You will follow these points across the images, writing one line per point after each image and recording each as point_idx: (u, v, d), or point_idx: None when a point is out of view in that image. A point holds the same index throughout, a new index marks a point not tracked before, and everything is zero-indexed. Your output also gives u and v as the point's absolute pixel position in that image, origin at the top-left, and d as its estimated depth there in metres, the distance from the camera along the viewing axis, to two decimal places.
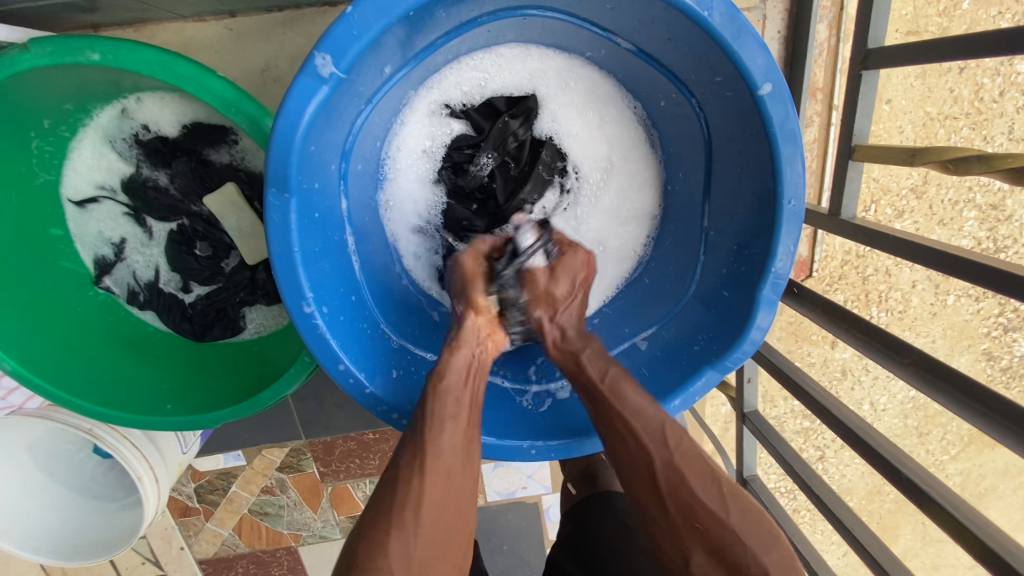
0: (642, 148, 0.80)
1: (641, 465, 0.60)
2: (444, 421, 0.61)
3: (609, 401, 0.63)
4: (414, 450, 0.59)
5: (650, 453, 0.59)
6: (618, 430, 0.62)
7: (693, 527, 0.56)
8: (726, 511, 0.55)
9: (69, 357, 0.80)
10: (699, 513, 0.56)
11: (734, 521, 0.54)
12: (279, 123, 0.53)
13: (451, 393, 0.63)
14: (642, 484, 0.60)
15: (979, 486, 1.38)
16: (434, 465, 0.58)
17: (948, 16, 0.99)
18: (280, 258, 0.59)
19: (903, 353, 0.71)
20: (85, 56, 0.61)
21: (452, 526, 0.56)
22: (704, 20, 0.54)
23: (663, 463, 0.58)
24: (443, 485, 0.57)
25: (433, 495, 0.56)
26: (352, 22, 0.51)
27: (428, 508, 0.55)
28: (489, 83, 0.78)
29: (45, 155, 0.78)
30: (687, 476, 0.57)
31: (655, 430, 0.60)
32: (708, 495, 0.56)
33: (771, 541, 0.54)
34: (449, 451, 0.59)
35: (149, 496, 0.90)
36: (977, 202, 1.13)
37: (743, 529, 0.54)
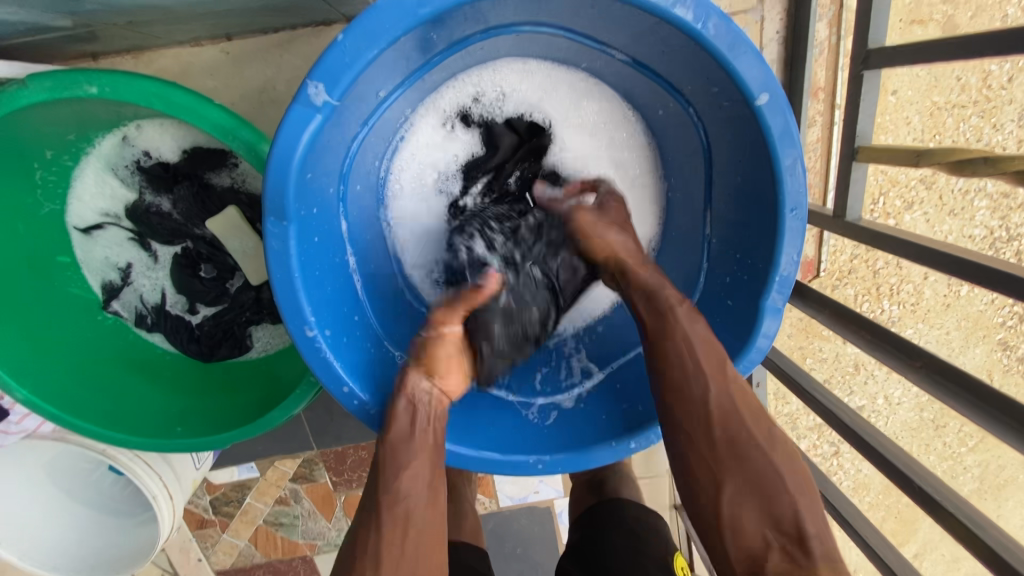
0: (647, 173, 0.80)
1: (696, 390, 0.58)
2: (398, 468, 0.59)
3: (674, 324, 0.62)
4: (374, 508, 0.57)
5: (706, 374, 0.58)
6: (678, 357, 0.60)
7: (735, 452, 0.55)
8: (769, 443, 0.55)
9: (81, 381, 0.81)
10: (743, 442, 0.55)
11: (773, 455, 0.54)
12: (275, 151, 0.54)
13: (401, 441, 0.60)
14: (691, 406, 0.58)
15: (998, 477, 1.36)
16: (392, 510, 0.57)
17: (953, 4, 0.98)
18: (281, 283, 0.59)
19: (912, 356, 0.70)
20: (83, 89, 0.62)
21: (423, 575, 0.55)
22: (695, 31, 0.53)
23: (721, 390, 0.57)
24: (400, 539, 0.56)
25: (392, 552, 0.55)
26: (344, 50, 0.51)
27: (386, 564, 0.54)
28: (508, 99, 0.77)
29: (49, 185, 0.79)
30: (739, 407, 0.57)
31: (713, 357, 0.60)
32: (755, 428, 0.56)
33: (803, 481, 0.53)
34: (409, 496, 0.58)
35: (164, 513, 0.92)
36: (988, 191, 1.11)
37: (779, 463, 0.54)
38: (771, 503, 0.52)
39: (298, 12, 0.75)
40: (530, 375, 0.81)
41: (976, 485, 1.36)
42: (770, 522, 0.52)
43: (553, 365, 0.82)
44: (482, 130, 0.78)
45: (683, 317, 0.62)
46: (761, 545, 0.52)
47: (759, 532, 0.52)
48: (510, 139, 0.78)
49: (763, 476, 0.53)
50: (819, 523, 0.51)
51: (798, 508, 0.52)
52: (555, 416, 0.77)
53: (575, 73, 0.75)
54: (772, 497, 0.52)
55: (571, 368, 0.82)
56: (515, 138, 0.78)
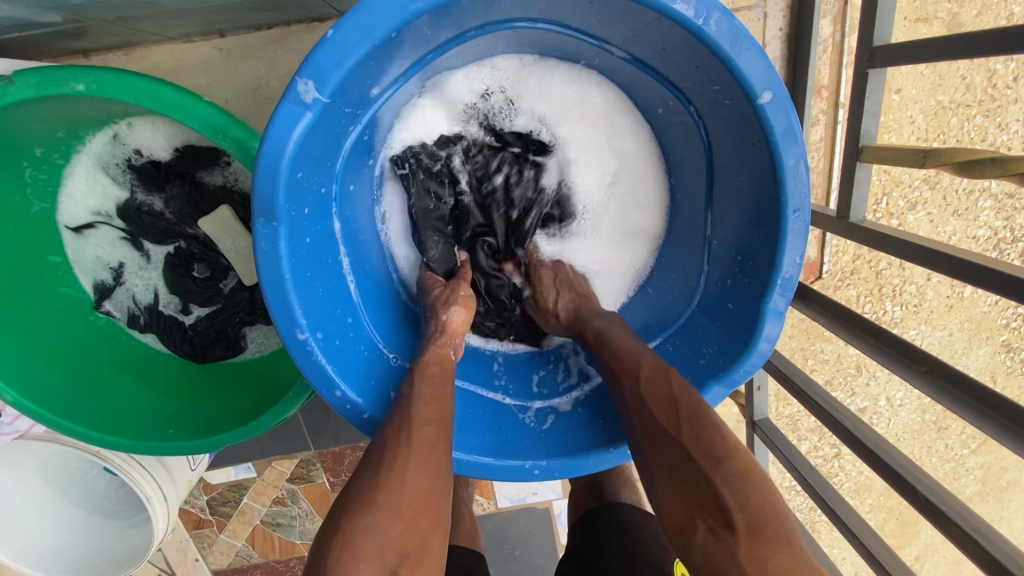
0: (651, 167, 0.78)
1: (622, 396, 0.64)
2: (420, 398, 0.63)
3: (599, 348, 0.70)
4: (399, 428, 0.59)
5: (627, 384, 0.64)
6: (608, 371, 0.67)
7: (654, 442, 0.57)
8: (677, 428, 0.55)
9: (71, 383, 0.80)
10: (660, 432, 0.57)
11: (681, 434, 0.55)
12: (263, 150, 0.52)
13: (428, 376, 0.65)
14: (625, 412, 0.63)
15: (1001, 479, 1.35)
16: (416, 439, 0.57)
17: (958, 1, 0.96)
18: (270, 284, 0.57)
19: (917, 360, 0.68)
20: (69, 86, 0.61)
21: (439, 503, 0.55)
22: (695, 27, 0.52)
23: (634, 395, 0.62)
24: (426, 454, 0.57)
25: (419, 458, 0.56)
26: (334, 46, 0.50)
27: (413, 470, 0.54)
28: (511, 92, 0.75)
29: (38, 184, 0.77)
30: (652, 406, 0.59)
31: (633, 367, 0.64)
32: (666, 417, 0.57)
33: (718, 447, 0.52)
34: (429, 424, 0.60)
35: (158, 515, 0.90)
36: (993, 192, 1.09)
37: (691, 443, 0.53)
38: (687, 484, 0.52)
39: (291, 8, 0.73)
40: (527, 379, 0.80)
41: (978, 487, 1.35)
42: (693, 503, 0.50)
43: (551, 369, 0.82)
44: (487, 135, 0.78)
45: (615, 334, 0.70)
46: (688, 522, 0.50)
47: (686, 515, 0.50)
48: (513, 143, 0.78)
49: (678, 460, 0.53)
50: (746, 495, 0.48)
51: (709, 477, 0.50)
52: (552, 420, 0.76)
53: (580, 73, 0.73)
54: (689, 478, 0.52)
55: (569, 369, 0.80)
56: (516, 141, 0.78)
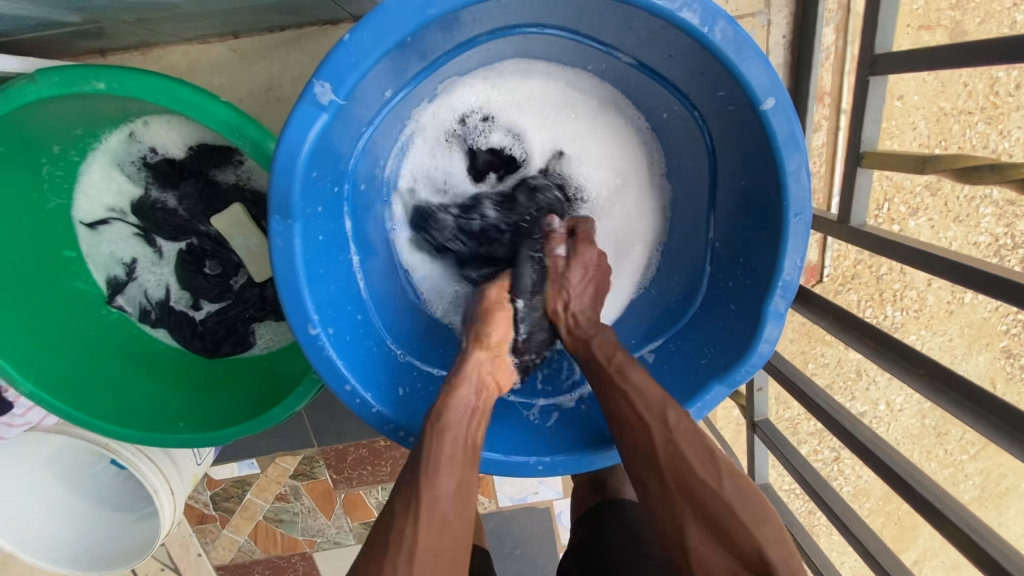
0: (642, 166, 0.80)
1: (640, 432, 0.61)
2: (436, 471, 0.59)
3: (614, 381, 0.66)
4: (408, 499, 0.57)
5: (651, 425, 0.61)
6: (620, 405, 0.64)
7: (686, 494, 0.56)
8: (718, 481, 0.56)
9: (85, 375, 0.82)
10: (691, 481, 0.57)
11: (725, 492, 0.55)
12: (280, 151, 0.54)
13: (448, 435, 0.61)
14: (638, 452, 0.61)
15: (999, 485, 1.36)
16: (438, 479, 0.58)
17: (960, 9, 0.97)
18: (285, 281, 0.59)
19: (916, 363, 0.69)
20: (91, 85, 0.62)
21: (458, 543, 0.56)
22: (703, 36, 0.53)
23: (662, 438, 0.60)
24: (436, 535, 0.55)
25: (427, 547, 0.54)
26: (350, 50, 0.51)
27: (420, 560, 0.54)
28: (491, 109, 0.77)
29: (56, 180, 0.79)
30: (684, 451, 0.58)
31: (656, 407, 0.62)
32: (702, 466, 0.57)
33: (759, 510, 0.54)
34: (445, 501, 0.57)
35: (165, 507, 0.92)
36: (993, 198, 1.11)
37: (733, 499, 0.55)
38: (728, 539, 0.54)
39: (305, 11, 0.75)
40: (531, 377, 0.82)
41: (977, 492, 1.36)
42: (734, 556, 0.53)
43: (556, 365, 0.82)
44: (471, 156, 0.79)
45: (627, 371, 0.66)
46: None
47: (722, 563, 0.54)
48: (498, 159, 0.80)
49: (716, 514, 0.54)
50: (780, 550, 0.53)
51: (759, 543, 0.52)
52: (556, 417, 0.77)
53: (558, 79, 0.75)
54: (731, 531, 0.54)
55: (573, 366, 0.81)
56: (499, 157, 0.80)
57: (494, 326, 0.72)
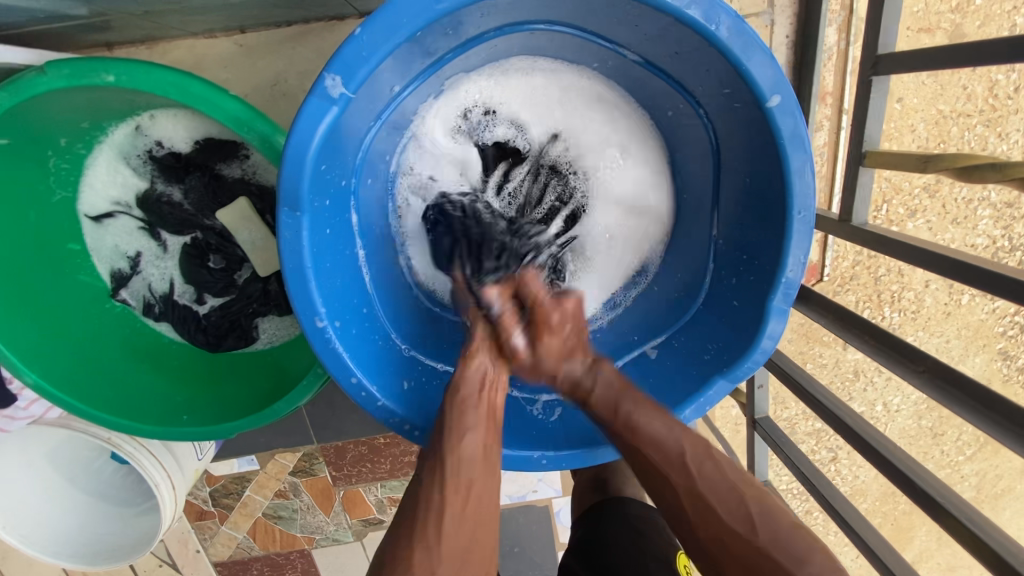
0: (650, 148, 0.79)
1: (663, 483, 0.59)
2: (460, 433, 0.61)
3: (625, 438, 0.62)
4: (435, 466, 0.59)
5: (673, 476, 0.58)
6: (636, 460, 0.61)
7: (722, 545, 0.55)
8: (749, 529, 0.54)
9: (90, 369, 0.82)
10: (724, 533, 0.55)
11: (759, 539, 0.53)
12: (290, 144, 0.54)
13: (468, 403, 0.63)
14: (667, 504, 0.59)
15: (995, 487, 1.37)
16: (465, 441, 0.60)
17: (960, 13, 0.98)
18: (293, 273, 0.59)
19: (916, 361, 0.70)
20: (100, 77, 0.62)
21: (484, 514, 0.58)
22: (711, 34, 0.54)
23: (685, 488, 0.58)
24: (463, 497, 0.57)
25: (454, 506, 0.56)
26: (361, 44, 0.52)
27: (448, 519, 0.56)
28: (493, 102, 0.77)
29: (62, 173, 0.79)
30: (711, 501, 0.56)
31: (674, 456, 0.59)
32: (733, 516, 0.55)
33: (809, 553, 0.52)
34: (470, 460, 0.59)
35: (166, 502, 0.92)
36: (991, 201, 1.12)
37: (769, 546, 0.53)
38: None
39: (313, 6, 0.75)
40: None
41: (973, 493, 1.37)
42: None
43: None
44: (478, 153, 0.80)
45: (636, 415, 0.62)
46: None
47: None
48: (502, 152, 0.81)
49: (757, 565, 0.53)
50: None
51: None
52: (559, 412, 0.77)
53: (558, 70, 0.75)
54: None
55: None
56: (501, 149, 0.81)
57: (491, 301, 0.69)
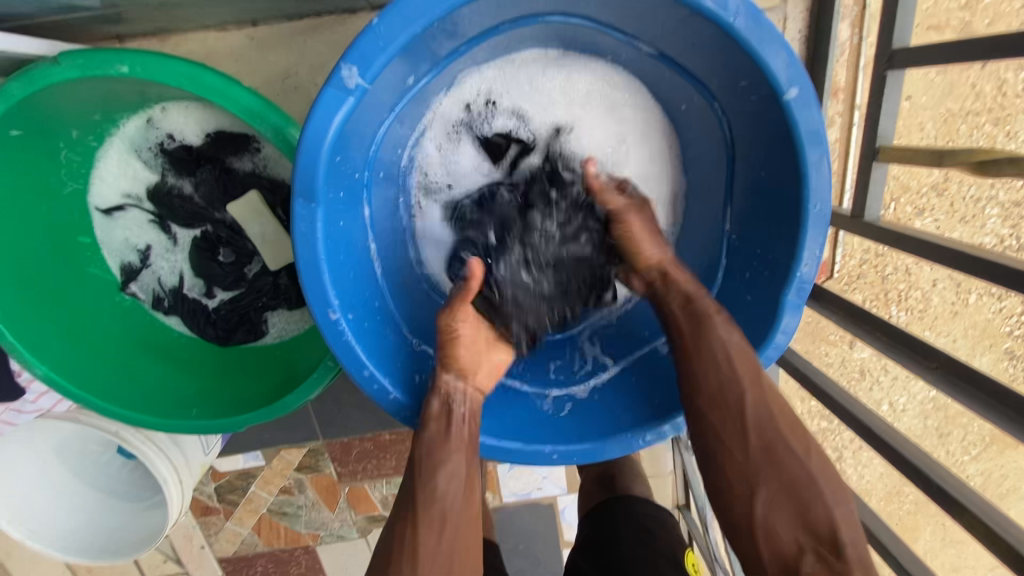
0: (659, 133, 0.78)
1: (729, 388, 0.61)
2: (433, 470, 0.63)
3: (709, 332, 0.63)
4: (409, 505, 0.62)
5: (744, 385, 0.60)
6: (714, 360, 0.62)
7: (770, 457, 0.58)
8: (805, 452, 0.58)
9: (99, 362, 0.82)
10: (780, 452, 0.58)
11: (809, 465, 0.57)
12: (306, 134, 0.54)
13: (438, 438, 0.64)
14: (727, 412, 0.60)
15: (1000, 487, 1.37)
16: (443, 478, 0.62)
17: (970, 10, 0.98)
18: (306, 265, 0.59)
19: (929, 357, 0.69)
20: (114, 69, 0.62)
21: (459, 546, 0.61)
22: (729, 25, 0.54)
23: (757, 400, 0.60)
24: (436, 535, 0.60)
25: (427, 545, 0.60)
26: (378, 33, 0.52)
27: (422, 558, 0.59)
28: (496, 93, 0.76)
29: (73, 165, 0.80)
30: (776, 417, 0.59)
31: (750, 366, 0.61)
32: (792, 438, 0.58)
33: (837, 489, 0.56)
34: (444, 497, 0.62)
35: (173, 497, 0.91)
36: (999, 200, 1.11)
37: (817, 473, 0.57)
38: (804, 509, 0.56)
39: None
40: (543, 366, 0.81)
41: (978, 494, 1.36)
42: (804, 527, 0.55)
43: (567, 356, 0.82)
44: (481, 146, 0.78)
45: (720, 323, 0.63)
46: (794, 550, 0.55)
47: (792, 536, 0.55)
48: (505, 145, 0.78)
49: (799, 485, 0.56)
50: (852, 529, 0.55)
51: (833, 517, 0.55)
52: (569, 407, 0.77)
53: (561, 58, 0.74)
54: (807, 503, 0.56)
55: (585, 356, 0.82)
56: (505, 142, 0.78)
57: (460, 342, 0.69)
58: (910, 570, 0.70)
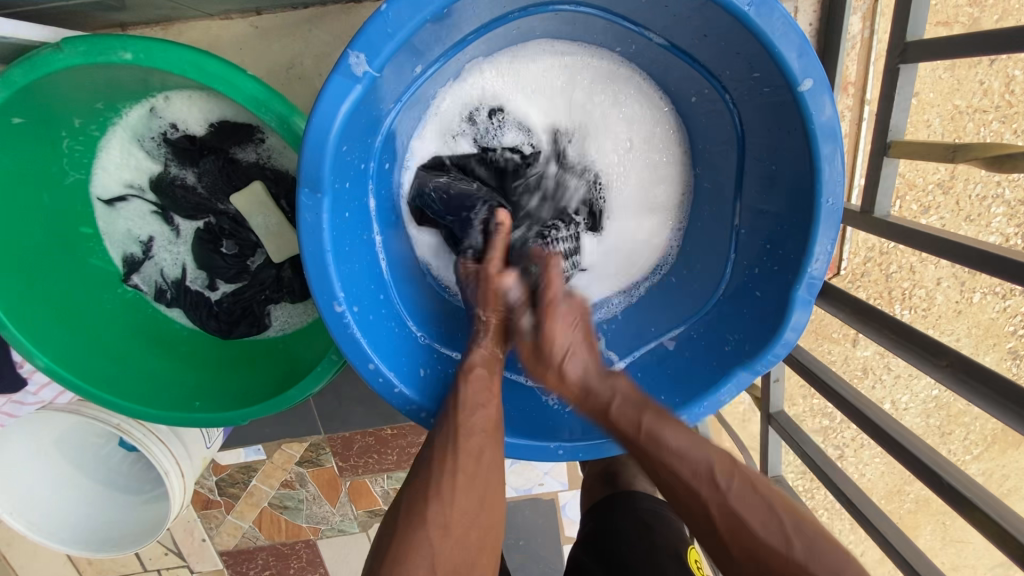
0: (661, 126, 0.78)
1: (687, 495, 0.58)
2: (473, 403, 0.64)
3: (649, 450, 0.60)
4: (449, 430, 0.62)
5: (702, 493, 0.57)
6: (663, 476, 0.59)
7: (757, 562, 0.54)
8: (784, 544, 0.53)
9: (100, 351, 0.81)
10: (757, 549, 0.54)
11: (795, 555, 0.52)
12: (312, 124, 0.53)
13: (480, 378, 0.66)
14: (697, 517, 0.58)
15: (1001, 486, 1.37)
16: (465, 445, 0.60)
17: (979, 6, 0.97)
18: (311, 256, 0.58)
19: (938, 355, 0.68)
20: (117, 55, 0.61)
21: (490, 480, 0.60)
22: (744, 14, 0.53)
23: (717, 505, 0.57)
24: (474, 460, 0.60)
25: (466, 470, 0.59)
26: (387, 20, 0.51)
27: (461, 481, 0.58)
28: (492, 94, 0.75)
29: (75, 155, 0.79)
30: (742, 514, 0.55)
31: (703, 471, 0.58)
32: (766, 528, 0.54)
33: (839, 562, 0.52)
34: (482, 429, 0.62)
35: (175, 491, 0.91)
36: (1006, 198, 1.10)
37: (806, 560, 0.52)
38: None
39: None
40: None
41: None
42: None
43: None
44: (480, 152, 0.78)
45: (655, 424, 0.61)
46: None
47: None
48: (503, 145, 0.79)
49: None
50: None
51: None
52: None
53: (559, 56, 0.74)
54: None
55: None
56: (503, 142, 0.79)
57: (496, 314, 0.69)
58: (917, 568, 0.70)
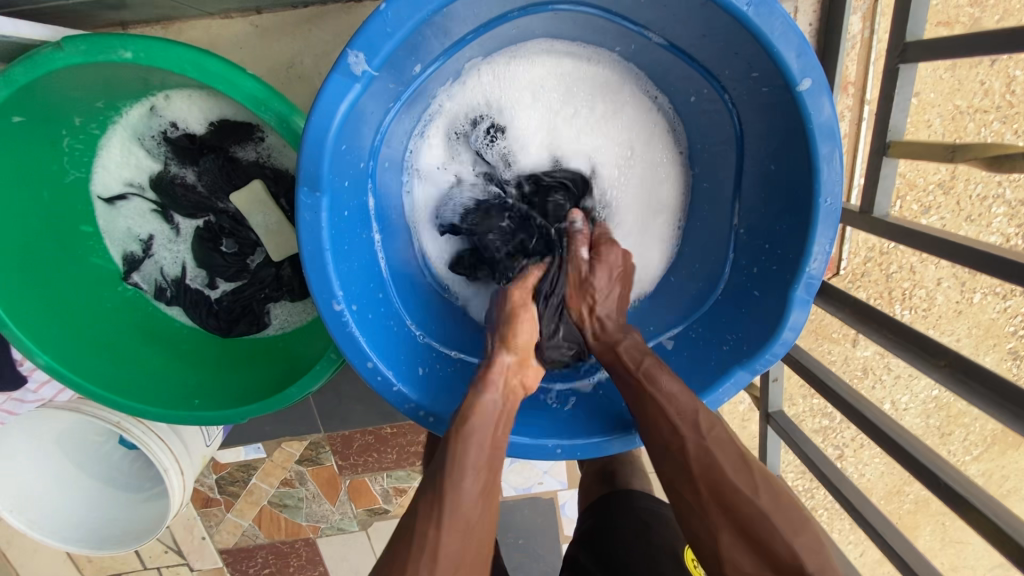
0: (660, 128, 0.78)
1: (671, 435, 0.62)
2: (464, 468, 0.59)
3: (643, 391, 0.65)
4: (433, 500, 0.57)
5: (685, 434, 0.62)
6: (652, 418, 0.64)
7: (723, 502, 0.57)
8: (753, 489, 0.57)
9: (100, 350, 0.82)
10: (725, 490, 0.58)
11: (761, 501, 0.56)
12: (311, 123, 0.53)
13: (473, 437, 0.61)
14: (673, 462, 0.62)
15: (1000, 486, 1.36)
16: (450, 521, 0.56)
17: (980, 7, 0.96)
18: (310, 255, 0.58)
19: (937, 354, 0.68)
20: (118, 54, 0.62)
21: (475, 557, 0.56)
22: (743, 14, 0.53)
23: (696, 447, 0.61)
24: (459, 537, 0.56)
25: (447, 551, 0.54)
26: (386, 20, 0.51)
27: (442, 562, 0.54)
28: (493, 97, 0.76)
29: (75, 153, 0.79)
30: (718, 458, 0.59)
31: (689, 416, 0.63)
32: (739, 475, 0.58)
33: (800, 528, 0.54)
34: (470, 497, 0.58)
35: (175, 488, 0.91)
36: (1007, 198, 1.10)
37: (769, 508, 0.56)
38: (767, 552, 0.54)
39: None
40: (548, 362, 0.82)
41: None
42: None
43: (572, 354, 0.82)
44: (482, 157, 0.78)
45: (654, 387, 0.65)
46: None
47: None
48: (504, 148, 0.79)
49: (754, 528, 0.55)
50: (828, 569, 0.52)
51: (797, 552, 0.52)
52: (574, 402, 0.77)
53: (559, 55, 0.73)
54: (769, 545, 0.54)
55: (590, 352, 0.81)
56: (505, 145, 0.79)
57: (520, 329, 0.71)
58: (914, 568, 0.70)
